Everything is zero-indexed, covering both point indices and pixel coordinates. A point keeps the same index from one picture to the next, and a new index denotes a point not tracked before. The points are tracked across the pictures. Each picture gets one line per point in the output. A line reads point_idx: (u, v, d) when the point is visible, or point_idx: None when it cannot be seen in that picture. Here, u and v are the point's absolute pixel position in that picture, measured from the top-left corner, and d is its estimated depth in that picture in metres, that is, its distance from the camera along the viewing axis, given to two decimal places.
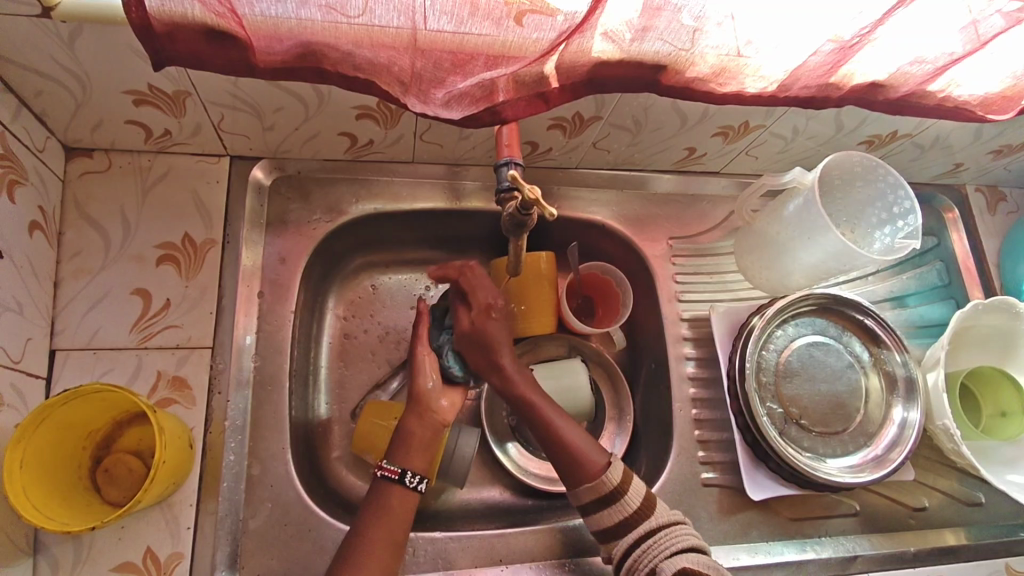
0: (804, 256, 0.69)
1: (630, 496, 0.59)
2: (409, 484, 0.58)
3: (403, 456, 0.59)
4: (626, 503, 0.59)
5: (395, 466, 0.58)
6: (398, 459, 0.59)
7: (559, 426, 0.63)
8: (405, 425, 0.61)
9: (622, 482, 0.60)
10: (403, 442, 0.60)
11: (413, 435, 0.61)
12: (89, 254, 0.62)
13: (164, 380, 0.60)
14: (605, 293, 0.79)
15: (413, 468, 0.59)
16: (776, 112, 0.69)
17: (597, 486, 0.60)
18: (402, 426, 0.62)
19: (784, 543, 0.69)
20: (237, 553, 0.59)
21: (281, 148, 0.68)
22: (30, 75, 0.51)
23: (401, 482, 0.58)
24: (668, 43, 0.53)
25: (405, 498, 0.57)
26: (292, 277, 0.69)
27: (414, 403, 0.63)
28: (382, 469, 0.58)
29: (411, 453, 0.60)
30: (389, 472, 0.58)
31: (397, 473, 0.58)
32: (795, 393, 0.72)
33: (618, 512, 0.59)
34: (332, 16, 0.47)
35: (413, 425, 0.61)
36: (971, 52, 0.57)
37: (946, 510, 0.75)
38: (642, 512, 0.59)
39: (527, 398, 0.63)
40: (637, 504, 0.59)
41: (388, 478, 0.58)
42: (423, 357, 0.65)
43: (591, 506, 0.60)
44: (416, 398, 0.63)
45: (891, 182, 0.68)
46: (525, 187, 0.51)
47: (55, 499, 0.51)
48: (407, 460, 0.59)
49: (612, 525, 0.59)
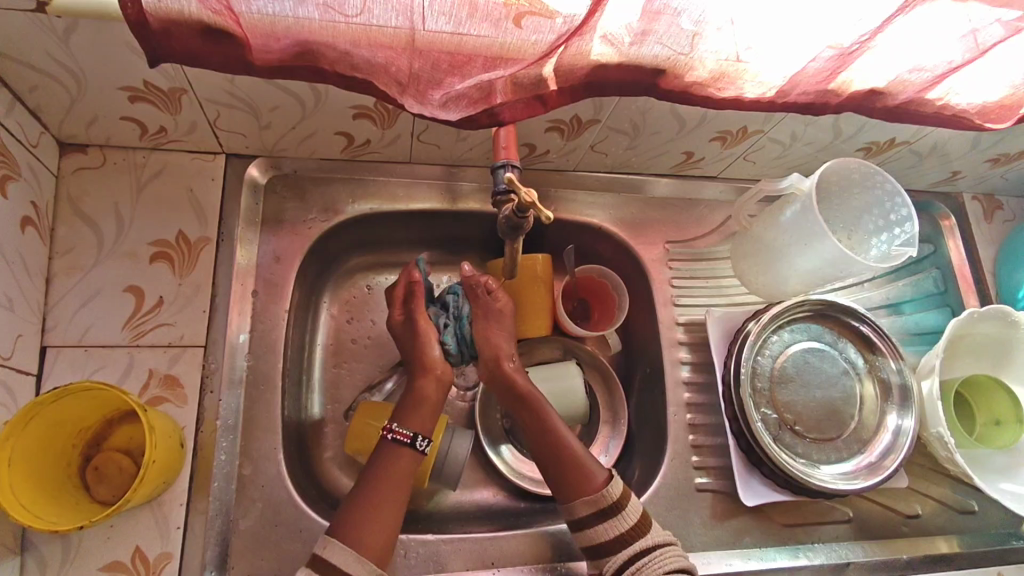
0: (799, 262, 0.69)
1: (628, 512, 0.59)
2: (420, 447, 0.60)
3: (414, 421, 0.62)
4: (623, 518, 0.58)
5: (406, 429, 0.61)
6: (406, 421, 0.62)
7: (564, 435, 0.64)
8: (417, 388, 0.64)
9: (621, 497, 0.59)
10: (412, 405, 0.63)
11: (425, 399, 0.63)
12: (81, 251, 0.62)
13: (156, 378, 0.60)
14: (601, 297, 0.79)
15: (422, 432, 0.61)
16: (775, 118, 0.69)
17: (598, 498, 0.59)
18: (414, 389, 0.64)
19: (777, 549, 0.69)
20: (227, 554, 0.58)
21: (278, 147, 0.68)
22: (25, 70, 0.51)
23: (412, 445, 0.60)
24: (666, 47, 0.53)
25: (413, 459, 0.60)
26: (286, 276, 0.68)
27: (424, 367, 0.65)
28: (393, 432, 0.60)
29: (420, 417, 0.62)
30: (400, 436, 0.60)
31: (408, 436, 0.60)
32: (789, 399, 0.72)
33: (612, 527, 0.58)
34: (330, 15, 0.46)
35: (427, 387, 0.64)
36: (970, 61, 0.57)
37: (938, 517, 0.75)
38: (637, 529, 0.58)
39: (530, 399, 0.66)
40: (630, 523, 0.58)
41: (399, 441, 0.60)
42: (427, 326, 0.66)
43: (588, 520, 0.59)
44: (426, 362, 0.65)
45: (888, 190, 0.68)
46: (522, 191, 0.52)
47: (42, 497, 0.50)
48: (420, 424, 0.62)
49: (607, 540, 0.58)
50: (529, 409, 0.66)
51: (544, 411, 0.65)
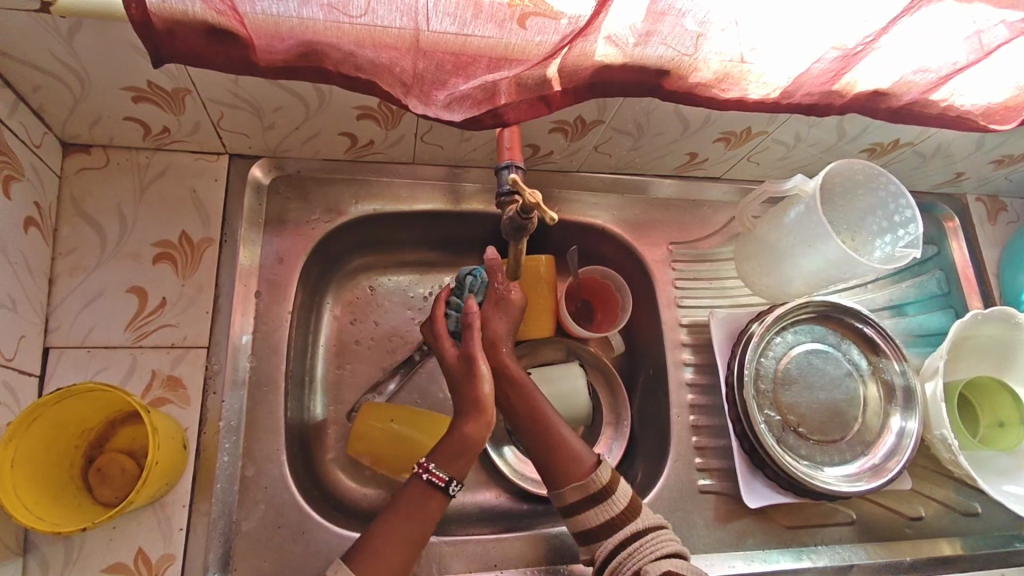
0: (803, 263, 0.69)
1: (617, 497, 0.59)
2: (452, 492, 0.58)
3: (452, 464, 0.59)
4: (613, 502, 0.58)
5: (443, 473, 0.58)
6: (447, 465, 0.59)
7: (550, 418, 0.64)
8: (464, 432, 0.60)
9: (610, 481, 0.59)
10: (458, 448, 0.59)
11: (470, 444, 0.60)
12: (84, 252, 0.62)
13: (158, 379, 0.60)
14: (604, 298, 0.79)
15: (457, 476, 0.59)
16: (779, 120, 0.69)
17: (587, 483, 0.59)
18: (457, 431, 0.60)
19: (780, 551, 0.69)
20: (230, 555, 0.58)
21: (281, 148, 0.68)
22: (28, 70, 0.51)
23: (445, 490, 0.58)
24: (671, 48, 0.53)
25: (441, 501, 0.58)
26: (289, 277, 0.68)
27: (474, 411, 0.60)
28: (430, 474, 0.58)
29: (460, 463, 0.59)
30: (435, 478, 0.58)
31: (444, 480, 0.58)
32: (793, 400, 0.72)
33: (604, 511, 0.58)
34: (335, 15, 0.46)
35: (471, 431, 0.60)
36: (975, 62, 0.57)
37: (942, 519, 0.74)
38: (627, 513, 0.58)
39: (518, 381, 0.65)
40: (622, 506, 0.58)
41: (434, 483, 0.58)
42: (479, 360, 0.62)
43: (578, 505, 0.59)
44: (473, 402, 0.60)
45: (892, 191, 0.67)
46: (526, 192, 0.51)
47: (45, 498, 0.50)
48: (458, 471, 0.59)
49: (598, 525, 0.58)
50: (517, 393, 0.65)
51: (531, 394, 0.65)
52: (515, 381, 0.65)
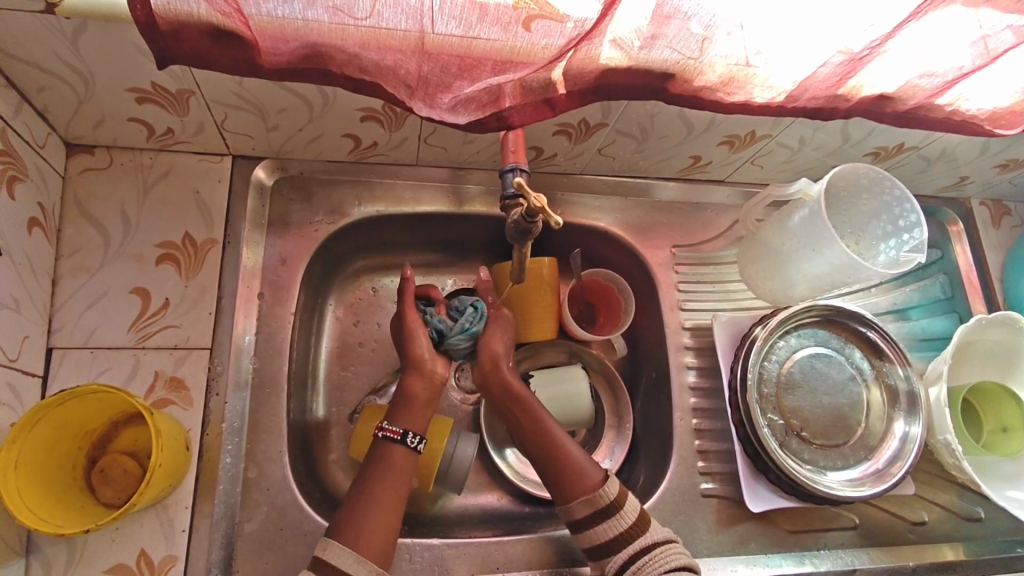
0: (807, 268, 0.69)
1: (626, 511, 0.58)
2: (411, 444, 0.59)
3: (403, 418, 0.61)
4: (621, 517, 0.58)
5: (397, 427, 0.60)
6: (398, 421, 0.61)
7: (552, 432, 0.64)
8: (407, 385, 0.64)
9: (618, 496, 0.59)
10: (404, 405, 0.63)
11: (414, 397, 0.63)
12: (88, 252, 0.62)
13: (162, 380, 0.60)
14: (608, 301, 0.78)
15: (414, 430, 0.61)
16: (784, 123, 0.68)
17: (593, 499, 0.59)
18: (404, 385, 0.64)
19: (782, 555, 0.68)
20: (232, 556, 0.58)
21: (285, 149, 0.68)
22: (33, 71, 0.51)
23: (403, 442, 0.59)
24: (676, 51, 0.53)
25: (406, 456, 0.59)
26: (292, 278, 0.68)
27: (414, 363, 0.65)
28: (383, 429, 0.60)
29: (411, 416, 0.62)
30: (391, 434, 0.60)
31: (399, 434, 0.60)
32: (796, 404, 0.72)
33: (611, 527, 0.58)
34: (339, 17, 0.46)
35: (414, 385, 0.64)
36: (981, 67, 0.57)
37: (944, 524, 0.74)
38: (636, 527, 0.58)
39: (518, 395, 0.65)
40: (630, 520, 0.58)
41: (390, 439, 0.59)
42: (413, 324, 0.66)
43: (586, 522, 0.59)
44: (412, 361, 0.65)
45: (897, 195, 0.67)
46: (531, 196, 0.52)
47: (48, 499, 0.50)
48: (409, 422, 0.61)
49: (607, 540, 0.58)
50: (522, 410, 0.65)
51: (533, 410, 0.65)
52: (517, 398, 0.65)
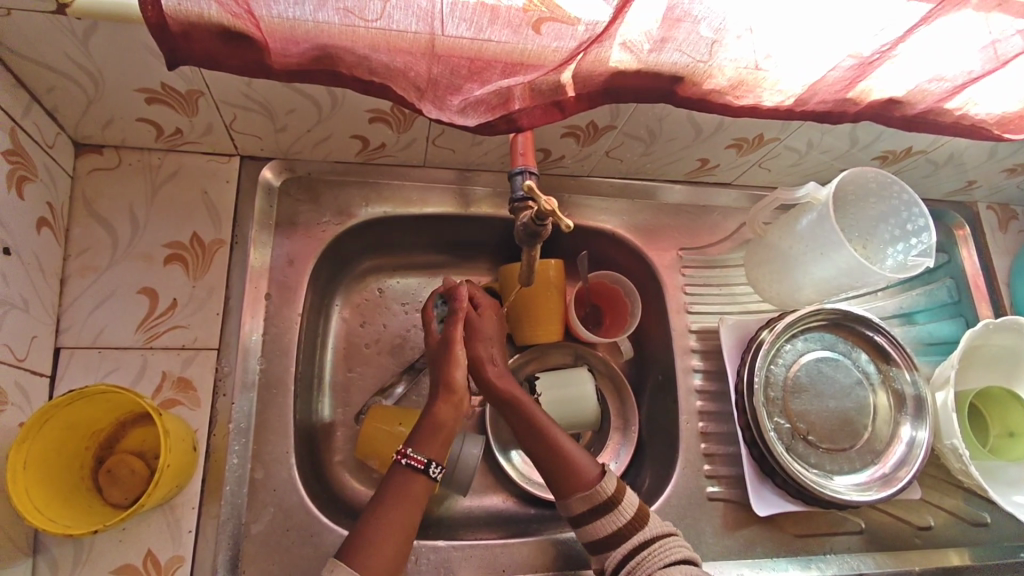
0: (815, 271, 0.69)
1: (623, 507, 0.59)
2: (433, 474, 0.58)
3: (427, 445, 0.60)
4: (619, 513, 0.58)
5: (421, 456, 0.59)
6: (421, 447, 0.59)
7: (551, 432, 0.63)
8: (437, 412, 0.61)
9: (615, 492, 0.59)
10: (431, 430, 0.60)
11: (442, 425, 0.61)
12: (97, 252, 0.62)
13: (169, 381, 0.60)
14: (614, 304, 0.78)
15: (437, 459, 0.59)
16: (792, 126, 0.68)
17: (593, 495, 0.59)
18: (431, 410, 0.62)
19: (788, 559, 0.68)
20: (238, 557, 0.58)
21: (292, 150, 0.68)
22: (44, 71, 0.51)
23: (426, 471, 0.58)
24: (685, 54, 0.52)
25: (425, 484, 0.58)
26: (299, 279, 0.68)
27: (448, 391, 0.62)
28: (408, 457, 0.58)
29: (436, 442, 0.60)
30: (415, 462, 0.58)
31: (423, 462, 0.58)
32: (803, 408, 0.72)
33: (610, 522, 0.58)
34: (350, 19, 0.46)
35: (444, 413, 0.61)
36: (990, 71, 0.56)
37: (950, 529, 0.74)
38: (635, 523, 0.58)
39: (511, 398, 0.64)
40: (628, 516, 0.58)
41: (412, 467, 0.58)
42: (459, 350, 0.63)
43: (585, 518, 0.59)
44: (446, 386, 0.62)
45: (905, 200, 0.67)
46: (541, 198, 0.51)
47: (57, 499, 0.50)
48: (434, 450, 0.60)
49: (605, 536, 0.58)
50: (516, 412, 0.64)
51: (529, 411, 0.64)
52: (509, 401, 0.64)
